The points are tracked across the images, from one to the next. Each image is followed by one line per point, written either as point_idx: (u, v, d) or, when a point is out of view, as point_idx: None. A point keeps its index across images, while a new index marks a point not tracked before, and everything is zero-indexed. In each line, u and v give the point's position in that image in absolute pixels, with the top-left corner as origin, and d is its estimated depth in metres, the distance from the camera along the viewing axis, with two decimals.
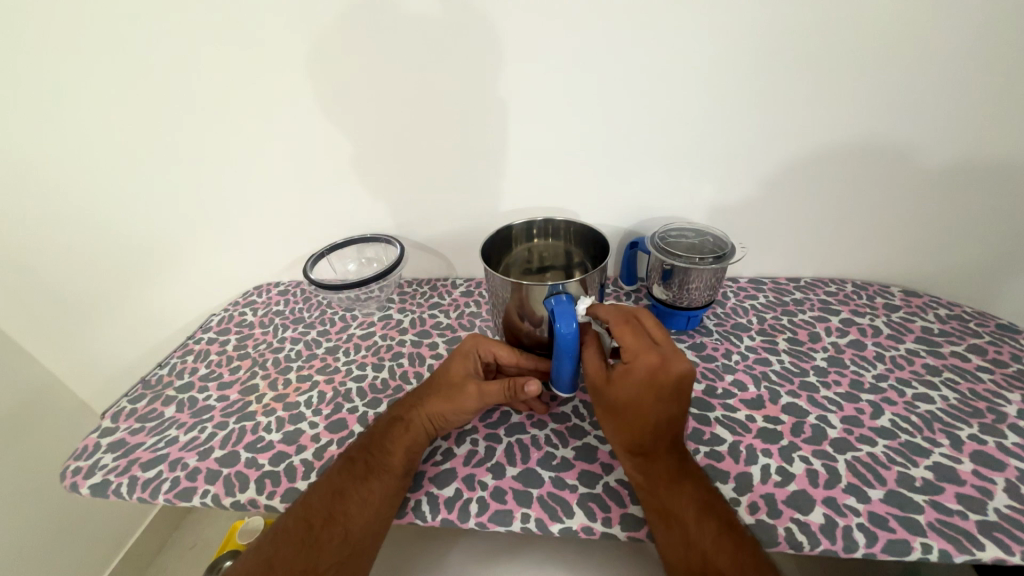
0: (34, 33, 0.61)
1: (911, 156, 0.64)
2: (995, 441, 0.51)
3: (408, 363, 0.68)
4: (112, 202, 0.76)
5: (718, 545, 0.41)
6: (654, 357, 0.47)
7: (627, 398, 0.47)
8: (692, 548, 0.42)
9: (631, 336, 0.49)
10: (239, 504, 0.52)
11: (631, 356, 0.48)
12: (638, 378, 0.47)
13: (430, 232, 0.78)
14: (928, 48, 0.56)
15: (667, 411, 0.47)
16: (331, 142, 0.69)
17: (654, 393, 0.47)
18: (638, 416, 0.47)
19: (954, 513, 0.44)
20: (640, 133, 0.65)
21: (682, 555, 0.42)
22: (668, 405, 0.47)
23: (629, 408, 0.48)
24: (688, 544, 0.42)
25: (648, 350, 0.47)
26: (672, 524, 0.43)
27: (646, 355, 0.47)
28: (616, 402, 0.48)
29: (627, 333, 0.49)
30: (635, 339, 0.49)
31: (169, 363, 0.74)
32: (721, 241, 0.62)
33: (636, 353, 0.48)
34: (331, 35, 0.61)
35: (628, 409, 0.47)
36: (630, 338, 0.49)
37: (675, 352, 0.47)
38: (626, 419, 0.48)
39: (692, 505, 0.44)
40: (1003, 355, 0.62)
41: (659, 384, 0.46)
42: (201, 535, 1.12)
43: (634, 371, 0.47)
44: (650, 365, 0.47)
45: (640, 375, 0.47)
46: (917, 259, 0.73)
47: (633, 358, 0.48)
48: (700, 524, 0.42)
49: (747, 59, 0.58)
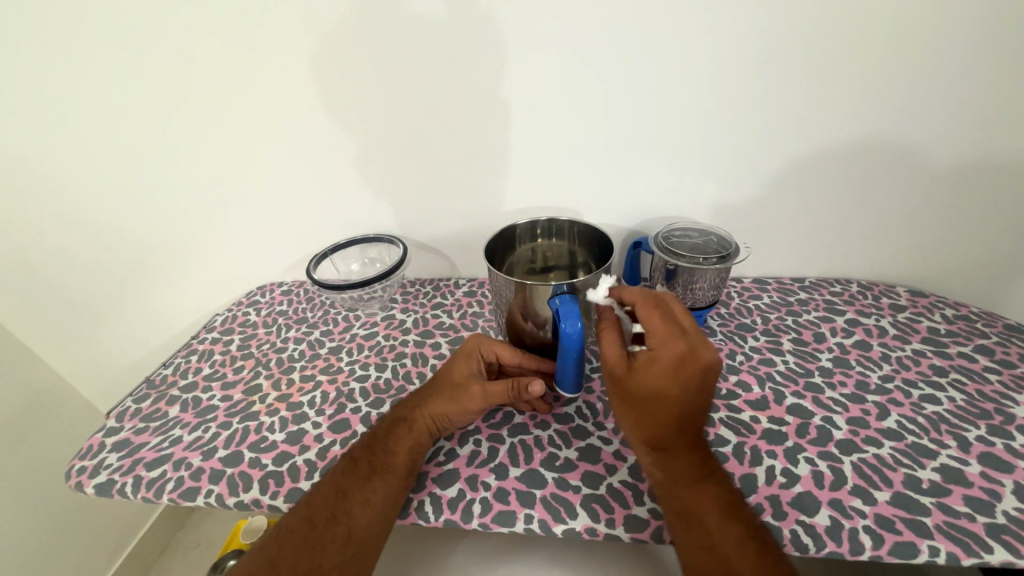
0: (38, 35, 0.62)
1: (918, 155, 0.63)
2: (1003, 443, 0.50)
3: (411, 363, 0.68)
4: (115, 202, 0.76)
5: (740, 550, 0.40)
6: (683, 344, 0.46)
7: (651, 387, 0.46)
8: (713, 551, 0.41)
9: (659, 322, 0.47)
10: (243, 504, 0.52)
11: (658, 342, 0.46)
12: (665, 367, 0.45)
13: (433, 231, 0.78)
14: (934, 47, 0.56)
15: (692, 403, 0.46)
16: (333, 141, 0.69)
17: (680, 382, 0.45)
18: (661, 408, 0.46)
19: (961, 516, 0.44)
20: (643, 133, 0.65)
21: (701, 557, 0.41)
22: (692, 397, 0.46)
23: (653, 399, 0.46)
24: (708, 547, 0.41)
25: (678, 337, 0.46)
26: (692, 524, 0.43)
27: (674, 344, 0.45)
28: (638, 391, 0.46)
29: (655, 317, 0.47)
30: (663, 324, 0.47)
31: (173, 363, 0.75)
32: (725, 241, 0.62)
33: (664, 340, 0.46)
34: (333, 37, 0.61)
35: (652, 399, 0.46)
36: (659, 324, 0.47)
37: (702, 342, 0.46)
38: (647, 411, 0.46)
39: (714, 507, 0.43)
40: (1011, 355, 0.62)
41: (685, 373, 0.45)
42: (204, 535, 1.13)
43: (661, 359, 0.46)
44: (679, 353, 0.45)
45: (667, 363, 0.45)
46: (923, 259, 0.73)
47: (661, 345, 0.46)
48: (723, 525, 0.42)
49: (751, 60, 0.58)
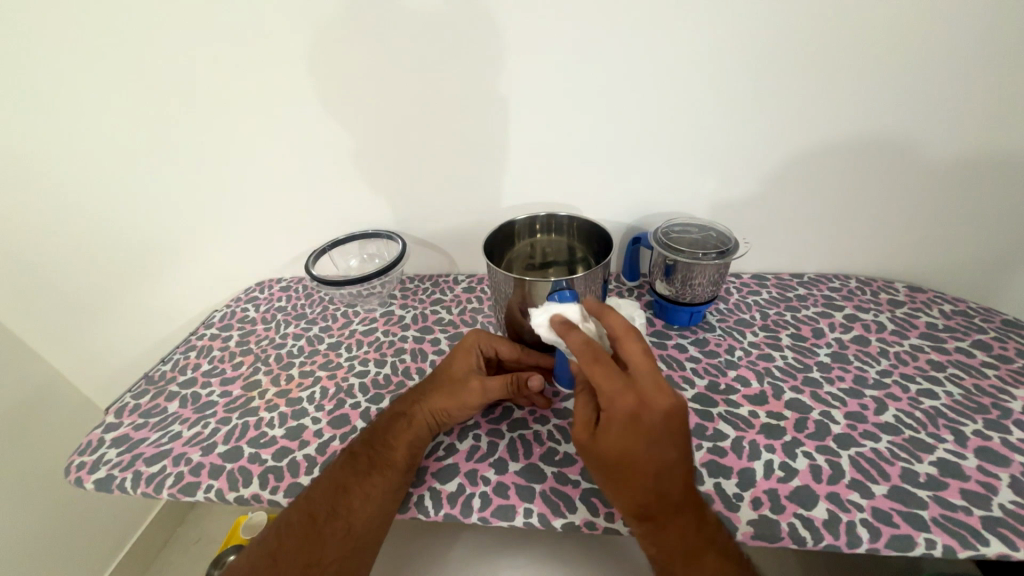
0: (33, 30, 0.61)
1: (917, 150, 0.63)
2: (1000, 437, 0.51)
3: (410, 359, 0.68)
4: (111, 198, 0.75)
5: None
6: (633, 398, 0.40)
7: (617, 455, 0.40)
8: None
9: (603, 378, 0.41)
10: (243, 499, 0.52)
11: (608, 401, 0.41)
12: (621, 430, 0.40)
13: (432, 227, 0.78)
14: (934, 41, 0.56)
15: (668, 464, 0.40)
16: (332, 136, 0.68)
17: (646, 444, 0.39)
18: (636, 479, 0.40)
19: (958, 509, 0.44)
20: (642, 128, 0.65)
21: None
22: (665, 456, 0.40)
23: (623, 467, 0.41)
24: None
25: (626, 391, 0.40)
26: None
27: (624, 399, 0.40)
28: (608, 463, 0.41)
29: (598, 374, 0.41)
30: (608, 380, 0.41)
31: (172, 359, 0.74)
32: (724, 236, 0.62)
33: (613, 397, 0.40)
34: (330, 31, 0.60)
35: (622, 468, 0.41)
36: (604, 380, 0.41)
37: (655, 387, 0.40)
38: (623, 483, 0.41)
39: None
40: (1008, 350, 0.62)
41: (647, 430, 0.39)
42: (204, 530, 1.13)
43: (616, 421, 0.40)
44: (630, 411, 0.40)
45: (624, 424, 0.40)
46: (921, 254, 0.73)
47: (611, 403, 0.40)
48: None
49: (749, 55, 0.58)
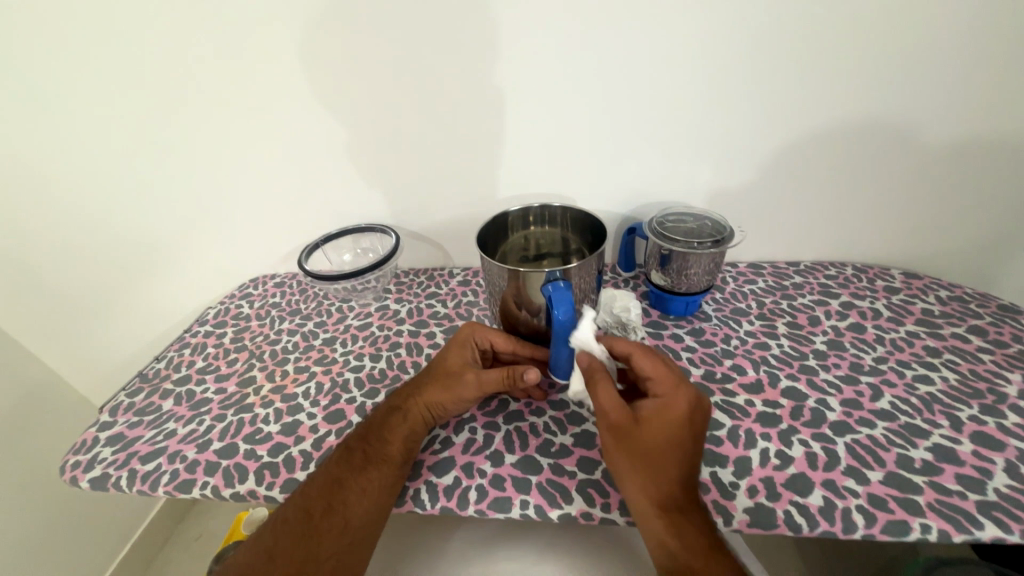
0: (16, 26, 0.60)
1: (913, 135, 0.63)
2: (995, 422, 0.51)
3: (406, 353, 0.67)
4: (102, 196, 0.75)
5: None
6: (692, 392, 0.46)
7: (664, 442, 0.44)
8: None
9: (660, 370, 0.47)
10: (239, 495, 0.52)
11: (665, 392, 0.46)
12: (675, 417, 0.44)
13: (426, 220, 0.77)
14: (933, 23, 0.55)
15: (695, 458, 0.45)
16: (323, 129, 0.68)
17: (689, 436, 0.44)
18: (671, 466, 0.43)
19: (953, 494, 0.44)
20: (636, 117, 0.64)
21: None
22: (696, 449, 0.45)
23: (662, 453, 0.43)
24: None
25: (685, 386, 0.46)
26: None
27: (683, 392, 0.45)
28: (650, 449, 0.44)
29: (657, 366, 0.47)
30: (666, 373, 0.47)
31: (166, 357, 0.74)
32: (720, 225, 0.62)
33: (671, 389, 0.46)
34: (318, 22, 0.59)
35: (662, 453, 0.44)
36: (663, 372, 0.47)
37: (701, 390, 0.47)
38: (655, 471, 0.43)
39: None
40: (1004, 336, 0.62)
41: (694, 424, 0.45)
42: (207, 526, 1.14)
43: (671, 409, 0.45)
44: (689, 403, 0.45)
45: (679, 414, 0.44)
46: (918, 240, 0.72)
47: (671, 394, 0.45)
48: None
49: (745, 41, 0.57)
